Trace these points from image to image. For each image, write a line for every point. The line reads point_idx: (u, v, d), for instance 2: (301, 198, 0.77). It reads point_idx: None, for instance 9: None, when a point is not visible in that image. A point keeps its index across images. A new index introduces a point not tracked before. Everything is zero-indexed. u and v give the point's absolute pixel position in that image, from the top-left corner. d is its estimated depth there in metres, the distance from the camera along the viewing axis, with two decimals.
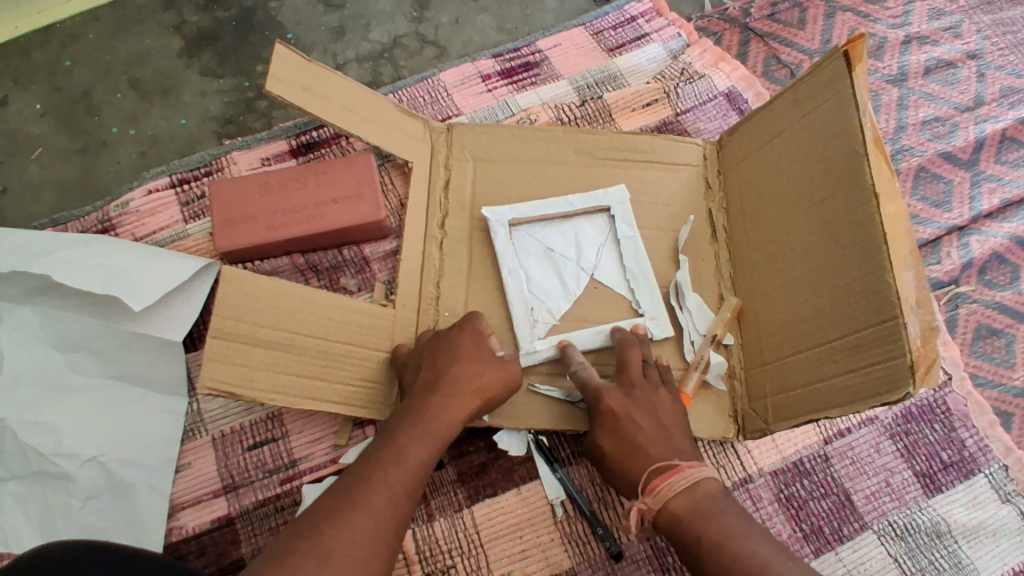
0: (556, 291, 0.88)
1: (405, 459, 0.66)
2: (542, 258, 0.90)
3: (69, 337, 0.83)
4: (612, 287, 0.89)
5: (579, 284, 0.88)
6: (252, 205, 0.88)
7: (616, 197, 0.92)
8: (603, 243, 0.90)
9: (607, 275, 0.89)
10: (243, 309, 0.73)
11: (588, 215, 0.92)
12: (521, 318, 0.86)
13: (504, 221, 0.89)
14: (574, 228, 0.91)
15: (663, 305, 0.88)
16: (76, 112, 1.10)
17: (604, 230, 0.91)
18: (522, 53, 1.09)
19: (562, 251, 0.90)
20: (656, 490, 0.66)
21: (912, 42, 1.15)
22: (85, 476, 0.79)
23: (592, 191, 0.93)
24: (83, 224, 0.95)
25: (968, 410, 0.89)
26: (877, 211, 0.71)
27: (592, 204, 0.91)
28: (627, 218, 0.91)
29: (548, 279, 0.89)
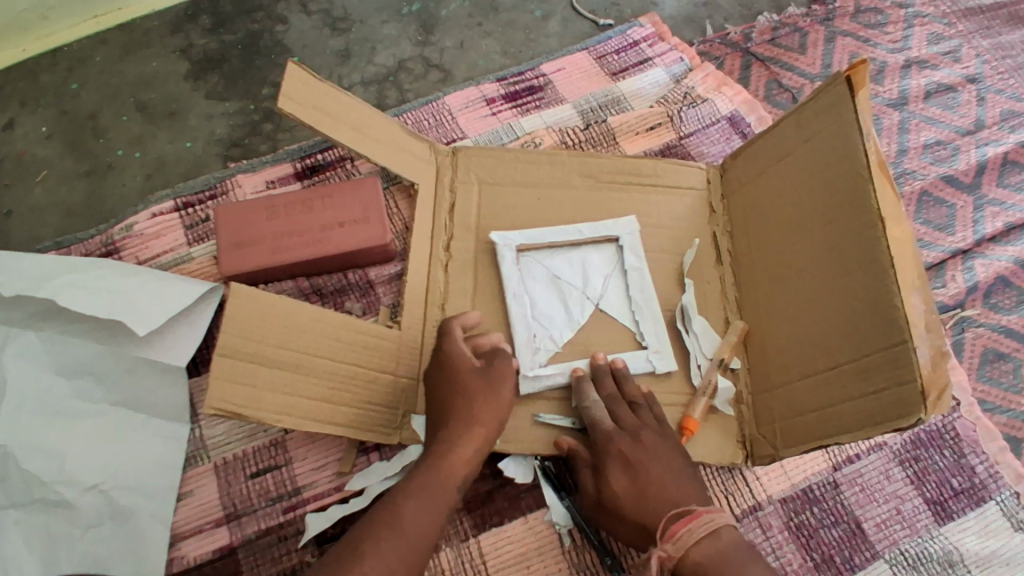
0: (563, 320, 0.87)
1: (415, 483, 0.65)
2: (547, 283, 0.89)
3: (72, 361, 0.83)
4: (616, 317, 0.88)
5: (585, 315, 0.87)
6: (257, 228, 0.88)
7: (625, 227, 0.92)
8: (609, 273, 0.90)
9: (612, 304, 0.88)
10: (251, 326, 0.72)
11: (597, 244, 0.91)
12: (523, 345, 0.85)
13: (512, 246, 0.89)
14: (581, 257, 0.91)
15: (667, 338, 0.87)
16: (81, 134, 1.10)
17: (611, 260, 0.91)
18: (527, 77, 1.10)
19: (571, 280, 0.89)
20: (677, 536, 0.68)
21: (912, 66, 1.16)
22: (87, 503, 0.78)
23: (601, 220, 0.92)
24: (86, 248, 0.94)
25: (977, 435, 0.89)
26: (883, 235, 0.71)
27: (600, 233, 0.91)
28: (634, 248, 0.90)
29: (553, 306, 0.88)
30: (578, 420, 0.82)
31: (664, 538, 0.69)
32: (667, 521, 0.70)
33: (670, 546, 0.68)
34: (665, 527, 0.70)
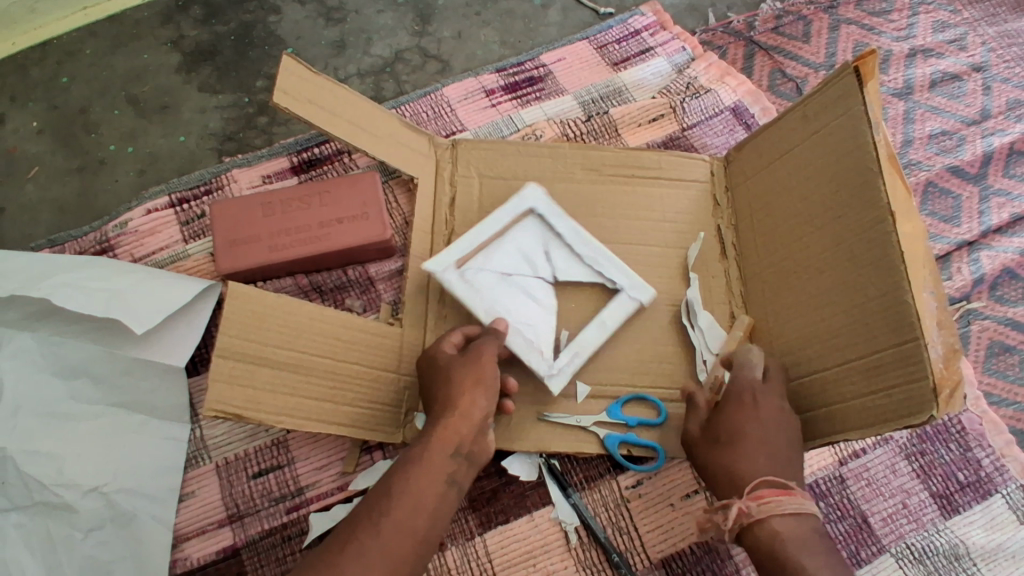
0: (534, 310, 0.83)
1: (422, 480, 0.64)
2: (502, 282, 0.83)
3: (68, 362, 0.81)
4: (577, 278, 0.85)
5: (546, 295, 0.84)
6: (255, 225, 0.86)
7: (531, 196, 0.86)
8: (546, 242, 0.86)
9: (568, 271, 0.85)
10: (249, 327, 0.71)
11: (518, 223, 0.86)
12: (523, 352, 0.79)
13: (451, 268, 0.82)
14: (510, 242, 0.85)
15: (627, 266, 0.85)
16: (73, 128, 1.08)
17: (539, 230, 0.86)
18: (526, 67, 1.08)
19: (513, 268, 0.84)
20: (764, 499, 0.66)
21: (917, 55, 1.15)
22: (87, 507, 0.77)
23: (507, 202, 0.86)
24: (81, 246, 0.93)
25: (984, 429, 0.88)
26: (892, 230, 0.70)
27: (515, 211, 0.86)
28: (552, 211, 0.86)
29: (521, 304, 0.82)
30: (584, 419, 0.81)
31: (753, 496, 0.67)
32: (757, 484, 0.68)
33: (753, 505, 0.66)
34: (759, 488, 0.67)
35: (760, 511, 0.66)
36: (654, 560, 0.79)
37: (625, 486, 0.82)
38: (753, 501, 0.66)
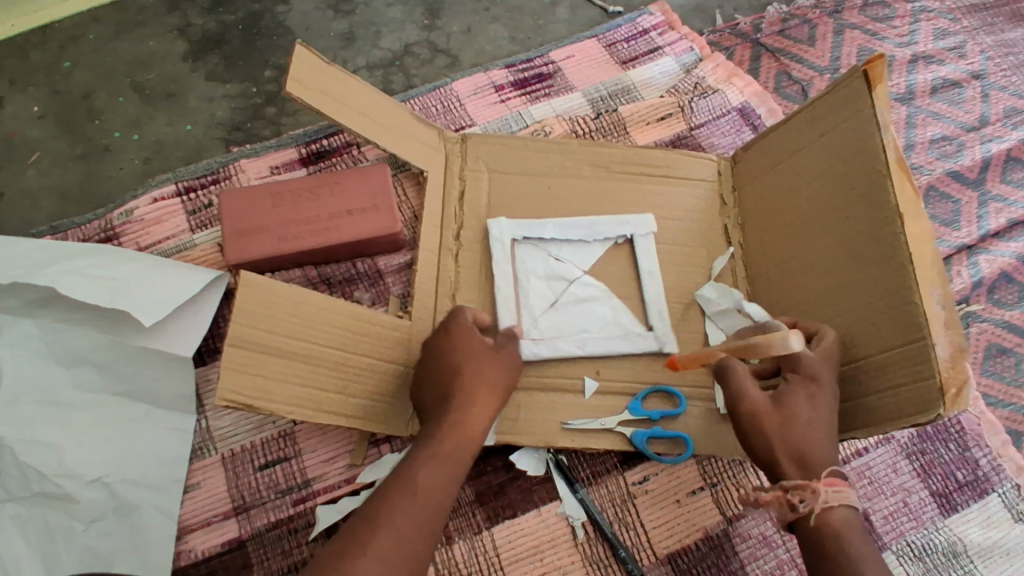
0: (597, 308, 0.86)
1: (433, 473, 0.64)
2: (555, 313, 0.85)
3: (71, 350, 0.80)
4: (592, 254, 0.89)
5: (589, 286, 0.87)
6: (263, 215, 0.85)
7: (502, 232, 0.88)
8: (549, 253, 0.88)
9: (585, 258, 0.88)
10: (260, 316, 0.71)
11: (516, 255, 0.88)
12: (625, 344, 0.84)
13: (524, 340, 0.82)
14: (524, 274, 0.87)
15: (609, 216, 0.90)
16: (75, 114, 1.07)
17: (534, 249, 0.89)
18: (536, 64, 1.08)
19: (548, 293, 0.87)
20: (838, 489, 0.62)
21: (918, 61, 1.16)
22: (89, 498, 0.76)
23: (489, 247, 0.88)
24: (84, 233, 0.92)
25: (981, 429, 0.90)
26: (901, 231, 0.70)
27: (504, 250, 0.87)
28: (525, 229, 0.88)
29: (582, 313, 0.86)
30: (608, 421, 0.81)
31: (824, 482, 0.62)
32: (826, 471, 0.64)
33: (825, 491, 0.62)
34: (825, 473, 0.64)
35: (831, 499, 0.62)
36: (661, 556, 0.80)
37: (631, 482, 0.83)
38: (826, 487, 0.62)
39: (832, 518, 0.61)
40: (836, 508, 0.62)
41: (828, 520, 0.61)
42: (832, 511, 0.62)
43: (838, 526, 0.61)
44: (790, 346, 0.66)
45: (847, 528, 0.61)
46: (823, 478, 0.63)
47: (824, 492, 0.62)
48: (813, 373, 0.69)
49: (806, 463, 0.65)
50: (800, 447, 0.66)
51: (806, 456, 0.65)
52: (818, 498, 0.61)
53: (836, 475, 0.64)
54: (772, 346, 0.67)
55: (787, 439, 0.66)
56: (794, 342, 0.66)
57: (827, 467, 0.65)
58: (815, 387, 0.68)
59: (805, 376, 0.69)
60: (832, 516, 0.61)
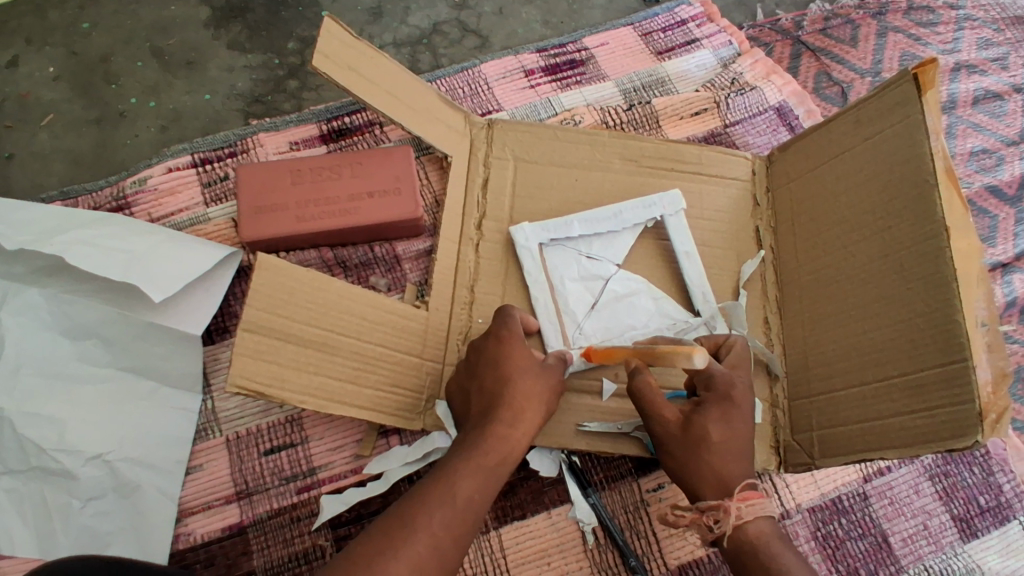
0: (641, 302, 0.84)
1: (450, 470, 0.63)
2: (597, 315, 0.83)
3: (79, 323, 0.79)
4: (623, 243, 0.86)
5: (629, 280, 0.84)
6: (281, 192, 0.82)
7: (529, 234, 0.84)
8: (580, 253, 0.85)
9: (618, 252, 0.85)
10: (277, 301, 0.69)
11: (547, 260, 0.84)
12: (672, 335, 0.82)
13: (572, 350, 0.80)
14: (559, 279, 0.84)
15: (642, 200, 0.86)
16: (92, 77, 1.04)
17: (563, 250, 0.85)
18: (568, 50, 1.05)
19: (586, 295, 0.84)
20: (752, 502, 0.59)
21: (961, 69, 1.12)
22: (88, 475, 0.75)
23: (518, 256, 0.84)
24: (95, 200, 0.89)
25: (1007, 454, 0.87)
26: (947, 246, 0.67)
27: (535, 257, 0.83)
28: (550, 228, 0.84)
29: (626, 310, 0.83)
30: (623, 425, 0.77)
31: (737, 497, 0.59)
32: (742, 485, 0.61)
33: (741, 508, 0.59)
34: (738, 487, 0.60)
35: (745, 514, 0.59)
36: (671, 567, 0.78)
37: (645, 489, 0.80)
38: (739, 503, 0.59)
39: (748, 531, 0.59)
40: (752, 520, 0.59)
41: (744, 538, 0.59)
42: (747, 526, 0.59)
43: (757, 538, 0.59)
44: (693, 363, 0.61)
45: (766, 537, 0.59)
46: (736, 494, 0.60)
47: (736, 510, 0.59)
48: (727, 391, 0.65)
49: (727, 483, 0.61)
50: (717, 473, 0.62)
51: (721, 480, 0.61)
52: (731, 517, 0.59)
53: (750, 486, 0.61)
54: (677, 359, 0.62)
55: (697, 462, 0.63)
56: (698, 359, 0.61)
57: (742, 480, 0.62)
58: (728, 406, 0.64)
59: (717, 397, 0.64)
60: (749, 530, 0.59)
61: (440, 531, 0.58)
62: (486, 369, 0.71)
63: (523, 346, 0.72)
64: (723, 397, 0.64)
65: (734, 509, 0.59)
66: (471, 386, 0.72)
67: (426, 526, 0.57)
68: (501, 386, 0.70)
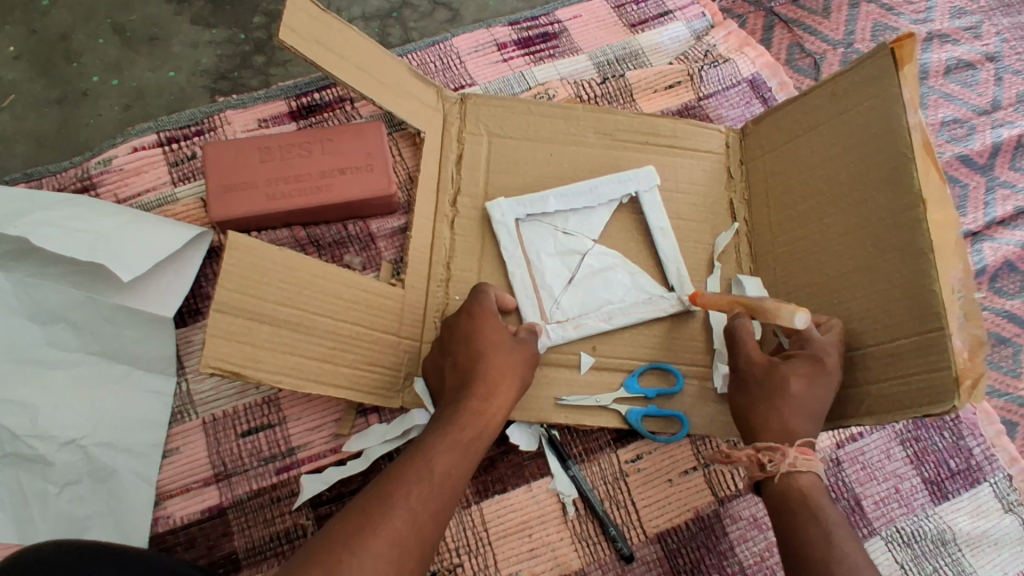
0: (617, 276, 0.84)
1: (428, 447, 0.63)
2: (574, 290, 0.83)
3: (48, 307, 0.77)
4: (597, 217, 0.86)
5: (605, 255, 0.84)
6: (250, 171, 0.81)
7: (506, 210, 0.83)
8: (556, 229, 0.85)
9: (593, 226, 0.85)
10: (250, 281, 0.68)
11: (523, 236, 0.84)
12: (646, 311, 0.81)
13: (549, 324, 0.80)
14: (535, 255, 0.84)
15: (615, 177, 0.86)
16: (51, 55, 1.00)
17: (539, 226, 0.85)
18: (541, 23, 1.03)
19: (563, 270, 0.84)
20: (809, 456, 0.64)
21: (933, 40, 1.13)
22: (64, 460, 0.74)
23: (494, 231, 0.84)
24: (59, 182, 0.87)
25: (977, 419, 0.89)
26: (922, 217, 0.67)
27: (512, 231, 0.83)
28: (524, 203, 0.84)
29: (602, 285, 0.83)
30: (602, 397, 0.79)
31: (798, 448, 0.64)
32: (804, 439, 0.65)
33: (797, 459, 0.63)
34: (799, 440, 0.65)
35: (799, 463, 0.63)
36: (650, 535, 0.79)
37: (623, 460, 0.81)
38: (798, 453, 0.64)
39: (798, 480, 0.63)
40: (804, 472, 0.63)
41: (794, 483, 0.63)
42: (799, 474, 0.64)
43: (804, 488, 0.63)
44: (794, 322, 0.66)
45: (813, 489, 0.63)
46: (796, 445, 0.65)
47: (792, 457, 0.63)
48: (820, 355, 0.67)
49: (790, 435, 0.66)
50: (784, 424, 0.66)
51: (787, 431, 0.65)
52: (787, 460, 0.63)
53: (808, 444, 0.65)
54: (778, 317, 0.67)
55: (769, 405, 0.67)
56: (800, 318, 0.66)
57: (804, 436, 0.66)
58: (818, 367, 0.67)
59: (811, 357, 0.67)
60: (798, 480, 0.63)
61: (417, 506, 0.58)
62: (461, 346, 0.72)
63: (494, 322, 0.73)
64: (815, 358, 0.67)
65: (792, 456, 0.64)
66: (445, 363, 0.72)
67: (404, 502, 0.57)
68: (477, 363, 0.70)
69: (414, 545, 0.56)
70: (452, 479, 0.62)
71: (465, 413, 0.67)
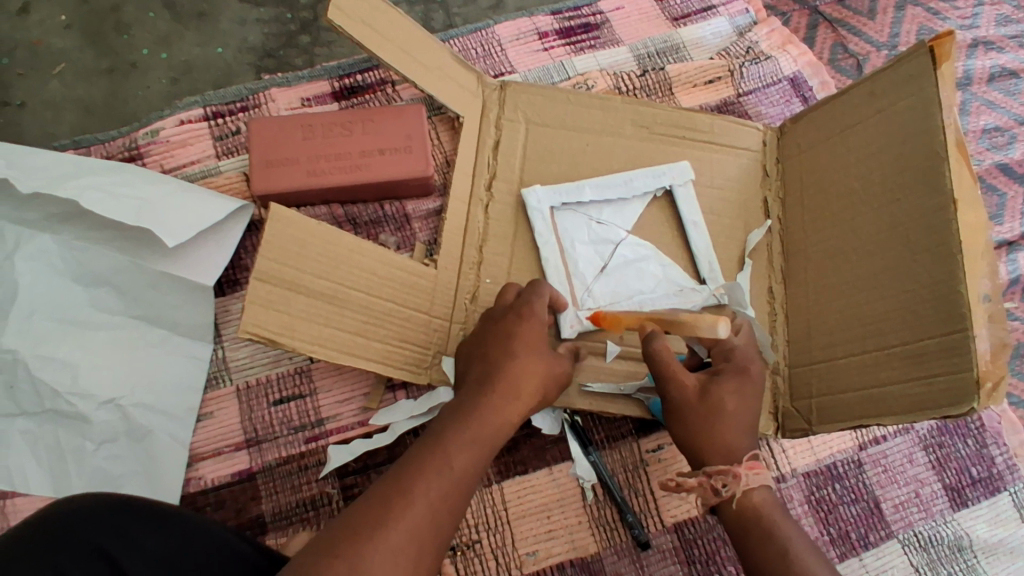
0: (649, 267, 0.85)
1: (446, 436, 0.65)
2: (606, 278, 0.84)
3: (92, 269, 0.80)
4: (631, 208, 0.87)
5: (639, 246, 0.86)
6: (293, 147, 0.83)
7: (543, 197, 0.84)
8: (590, 219, 0.86)
9: (626, 218, 0.86)
10: (290, 253, 0.70)
11: (557, 224, 0.85)
12: (676, 301, 0.83)
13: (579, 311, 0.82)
14: (570, 243, 0.85)
15: (654, 172, 0.87)
16: (103, 27, 1.03)
17: (574, 215, 0.86)
18: (583, 13, 1.04)
19: (596, 259, 0.85)
20: (758, 471, 0.64)
21: (979, 46, 1.11)
22: (103, 417, 0.77)
23: (528, 217, 0.85)
24: (107, 150, 0.90)
25: (1002, 427, 0.89)
26: (954, 218, 0.67)
27: (546, 218, 0.84)
28: (560, 191, 0.85)
29: (634, 275, 0.85)
30: (625, 386, 0.79)
31: (745, 465, 0.64)
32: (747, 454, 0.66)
33: (749, 477, 0.64)
34: (744, 455, 0.65)
35: (751, 482, 0.64)
36: (667, 524, 0.80)
37: (645, 449, 0.82)
38: (747, 471, 0.64)
39: (753, 498, 0.64)
40: (756, 488, 0.64)
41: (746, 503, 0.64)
42: (751, 493, 0.64)
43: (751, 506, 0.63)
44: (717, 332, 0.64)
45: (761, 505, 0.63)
46: (741, 462, 0.65)
47: (745, 477, 0.64)
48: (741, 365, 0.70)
49: (731, 451, 0.65)
50: (726, 442, 0.66)
51: (733, 451, 0.66)
52: (740, 482, 0.64)
53: (753, 458, 0.66)
54: (699, 328, 0.65)
55: (706, 430, 0.66)
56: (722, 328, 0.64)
57: (736, 451, 0.66)
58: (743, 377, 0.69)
59: (734, 369, 0.69)
60: (751, 497, 0.64)
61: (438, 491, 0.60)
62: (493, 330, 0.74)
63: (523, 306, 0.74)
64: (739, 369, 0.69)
65: (743, 476, 0.64)
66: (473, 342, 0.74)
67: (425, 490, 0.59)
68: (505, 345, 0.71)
69: (436, 515, 0.57)
70: (469, 466, 0.64)
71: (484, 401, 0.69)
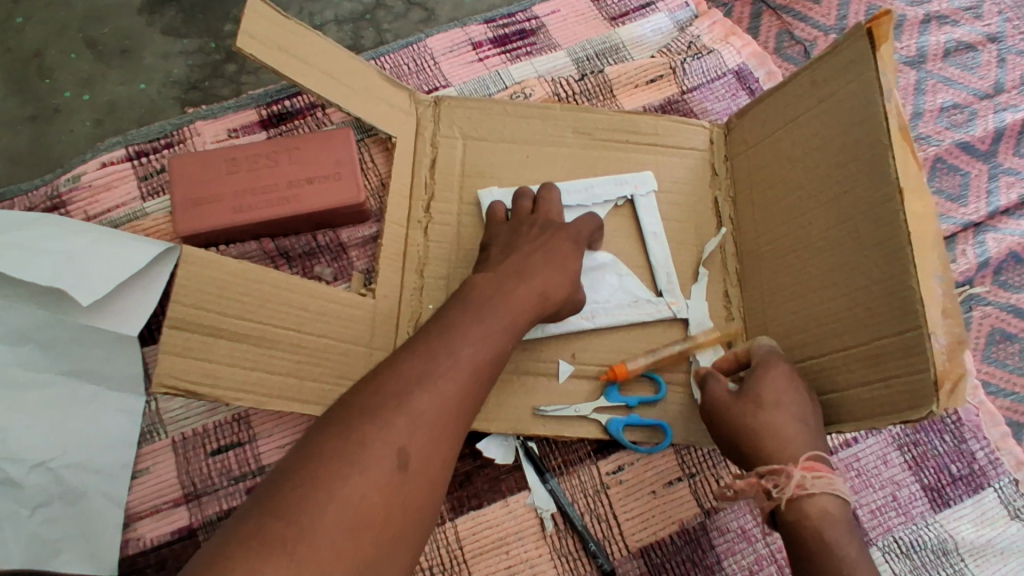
0: (606, 277, 0.81)
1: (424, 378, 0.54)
2: None
3: (12, 326, 0.76)
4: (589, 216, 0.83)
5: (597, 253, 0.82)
6: (216, 183, 0.79)
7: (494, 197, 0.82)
8: None
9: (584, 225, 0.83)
10: (207, 298, 0.67)
11: None
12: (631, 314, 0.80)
13: None
14: None
15: (608, 180, 0.84)
16: (25, 73, 1.00)
17: None
18: (517, 19, 1.00)
19: None
20: (818, 474, 0.59)
21: (931, 21, 1.08)
22: (32, 483, 0.72)
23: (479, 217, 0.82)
24: (30, 200, 0.86)
25: (980, 420, 0.85)
26: (902, 209, 0.63)
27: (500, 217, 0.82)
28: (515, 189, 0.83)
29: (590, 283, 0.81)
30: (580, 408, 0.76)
31: (802, 466, 0.59)
32: (809, 456, 0.60)
33: (807, 478, 0.59)
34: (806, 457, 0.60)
35: (809, 484, 0.59)
36: (633, 550, 0.76)
37: (604, 472, 0.79)
38: (804, 473, 0.59)
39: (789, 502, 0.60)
40: (816, 492, 0.58)
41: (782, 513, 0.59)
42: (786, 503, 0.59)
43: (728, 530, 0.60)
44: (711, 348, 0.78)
45: None
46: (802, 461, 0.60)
47: (801, 478, 0.59)
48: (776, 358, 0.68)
49: None
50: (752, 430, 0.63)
51: None
52: (792, 482, 0.59)
53: (815, 458, 0.60)
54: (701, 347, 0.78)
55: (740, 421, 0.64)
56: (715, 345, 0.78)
57: None
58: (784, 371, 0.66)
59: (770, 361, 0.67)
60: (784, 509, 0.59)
61: None
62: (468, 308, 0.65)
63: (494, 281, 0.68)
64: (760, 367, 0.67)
65: (799, 477, 0.59)
66: None
67: None
68: None
69: None
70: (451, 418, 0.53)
71: (475, 346, 0.59)
